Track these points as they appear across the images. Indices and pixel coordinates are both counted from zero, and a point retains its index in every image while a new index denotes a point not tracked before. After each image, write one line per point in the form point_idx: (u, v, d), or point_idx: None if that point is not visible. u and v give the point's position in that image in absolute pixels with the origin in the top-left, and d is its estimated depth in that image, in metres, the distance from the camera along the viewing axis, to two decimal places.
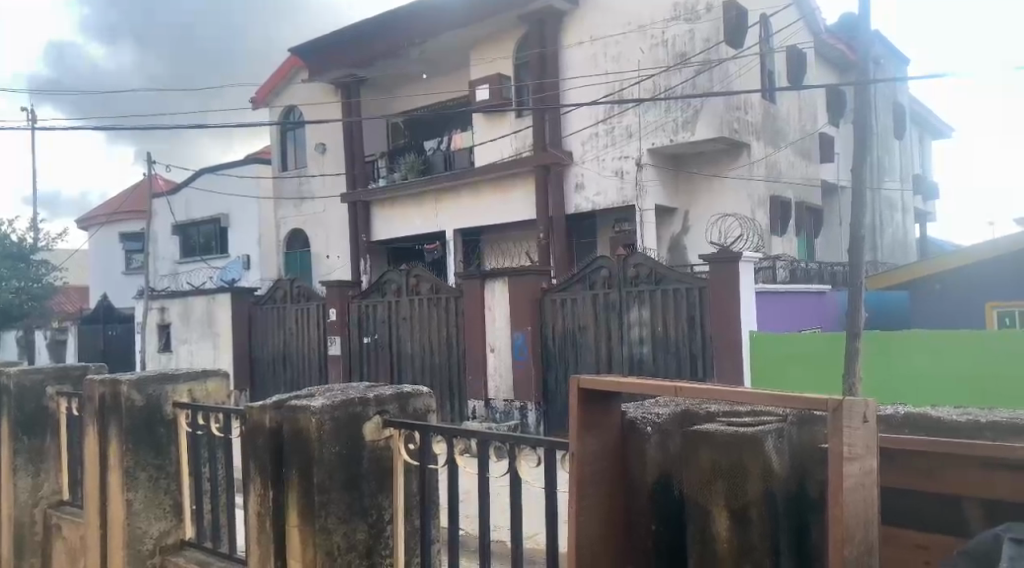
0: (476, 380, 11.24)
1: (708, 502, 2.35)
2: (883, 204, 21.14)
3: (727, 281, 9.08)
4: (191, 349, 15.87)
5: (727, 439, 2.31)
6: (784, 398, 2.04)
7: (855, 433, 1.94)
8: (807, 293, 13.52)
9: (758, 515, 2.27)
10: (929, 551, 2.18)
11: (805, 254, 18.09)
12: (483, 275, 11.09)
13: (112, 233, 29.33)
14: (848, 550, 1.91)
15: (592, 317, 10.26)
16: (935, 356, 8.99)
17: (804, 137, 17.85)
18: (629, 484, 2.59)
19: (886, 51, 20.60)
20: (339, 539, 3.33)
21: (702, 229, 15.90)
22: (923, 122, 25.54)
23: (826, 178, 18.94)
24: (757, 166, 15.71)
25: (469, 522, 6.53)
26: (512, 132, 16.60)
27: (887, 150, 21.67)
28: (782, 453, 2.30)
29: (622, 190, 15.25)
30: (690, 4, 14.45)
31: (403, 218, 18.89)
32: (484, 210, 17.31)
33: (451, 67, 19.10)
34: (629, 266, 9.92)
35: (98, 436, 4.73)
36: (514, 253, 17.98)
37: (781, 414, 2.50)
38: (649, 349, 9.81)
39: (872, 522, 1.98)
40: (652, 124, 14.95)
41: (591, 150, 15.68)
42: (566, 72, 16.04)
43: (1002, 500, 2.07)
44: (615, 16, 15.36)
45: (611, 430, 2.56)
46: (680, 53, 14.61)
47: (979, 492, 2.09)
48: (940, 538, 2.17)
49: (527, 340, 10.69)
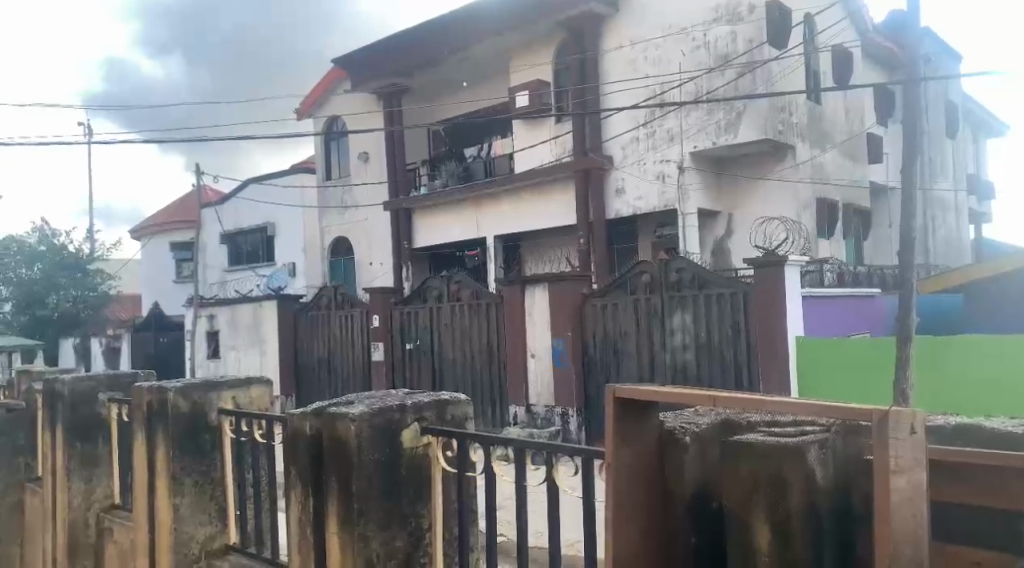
0: (519, 386, 11.22)
1: (749, 516, 2.29)
2: (934, 205, 20.60)
3: (773, 286, 8.92)
4: (239, 355, 16.13)
5: (769, 449, 2.26)
6: (825, 408, 1.99)
7: (902, 445, 1.87)
8: (855, 297, 13.26)
9: (802, 528, 2.20)
10: None
11: (853, 257, 17.73)
12: (524, 282, 11.07)
13: (163, 242, 30.00)
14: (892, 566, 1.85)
15: (634, 322, 10.17)
16: (998, 359, 8.68)
17: (851, 138, 17.51)
18: (668, 496, 2.53)
19: (936, 48, 20.08)
20: (377, 546, 3.33)
21: (746, 233, 15.72)
22: (975, 119, 24.82)
23: (874, 179, 18.54)
24: (803, 168, 15.43)
25: (509, 528, 6.51)
26: (552, 138, 16.58)
27: (938, 149, 21.09)
28: (826, 466, 2.23)
29: (664, 194, 15.12)
30: (732, 5, 14.30)
31: (444, 225, 18.97)
32: (524, 215, 17.30)
33: (490, 74, 19.15)
34: (671, 272, 9.82)
35: (146, 442, 4.81)
36: (556, 257, 17.94)
37: (825, 425, 2.44)
38: (691, 354, 9.71)
39: (921, 539, 1.90)
40: (694, 127, 14.80)
41: (632, 154, 15.60)
42: (606, 76, 15.97)
43: None
44: (655, 19, 15.25)
45: (648, 439, 2.53)
46: (721, 55, 14.45)
47: None
48: (994, 557, 2.07)
49: (567, 346, 10.65)
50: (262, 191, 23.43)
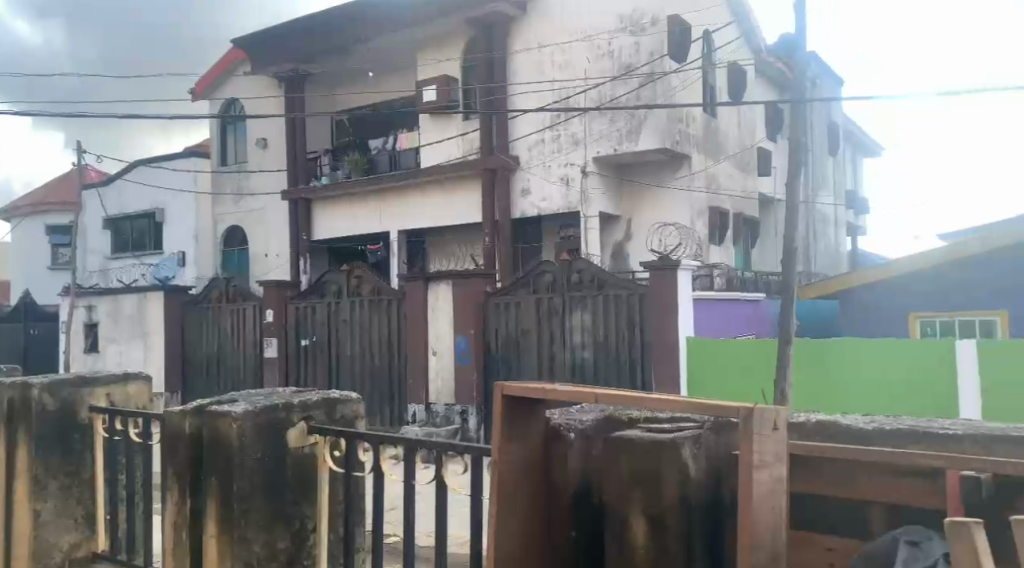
0: (417, 384, 11.16)
1: (627, 510, 2.35)
2: (817, 218, 21.71)
3: (666, 288, 9.20)
4: (119, 349, 15.39)
5: (647, 445, 2.32)
6: (697, 405, 2.06)
7: (766, 440, 1.97)
8: (742, 301, 13.87)
9: (675, 523, 2.29)
10: (835, 554, 2.21)
11: (742, 264, 18.47)
12: (427, 278, 11.02)
13: (39, 226, 28.32)
14: (754, 555, 1.93)
15: (534, 321, 10.28)
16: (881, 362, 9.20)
17: (743, 150, 18.22)
18: (551, 490, 2.58)
19: (821, 69, 21.15)
20: (258, 549, 3.24)
21: (644, 238, 16.07)
22: (855, 139, 26.28)
23: (763, 191, 19.37)
24: (697, 178, 16.04)
25: (396, 527, 6.49)
26: (458, 134, 16.58)
27: (821, 165, 22.22)
28: (699, 460, 2.32)
29: (567, 196, 15.33)
30: (636, 16, 14.70)
31: (344, 218, 18.67)
32: (428, 212, 17.22)
33: (396, 68, 18.97)
34: (572, 272, 9.97)
35: (7, 442, 4.53)
36: (460, 256, 17.95)
37: (700, 421, 2.53)
38: (589, 354, 9.90)
39: (781, 528, 2.00)
40: (597, 133, 15.08)
41: (538, 156, 15.70)
42: (513, 76, 16.03)
43: (907, 505, 2.12)
44: (563, 23, 15.44)
45: (534, 436, 2.56)
46: (625, 64, 14.77)
47: (885, 498, 2.14)
48: (846, 542, 2.20)
49: (470, 343, 10.65)
50: (151, 174, 22.42)
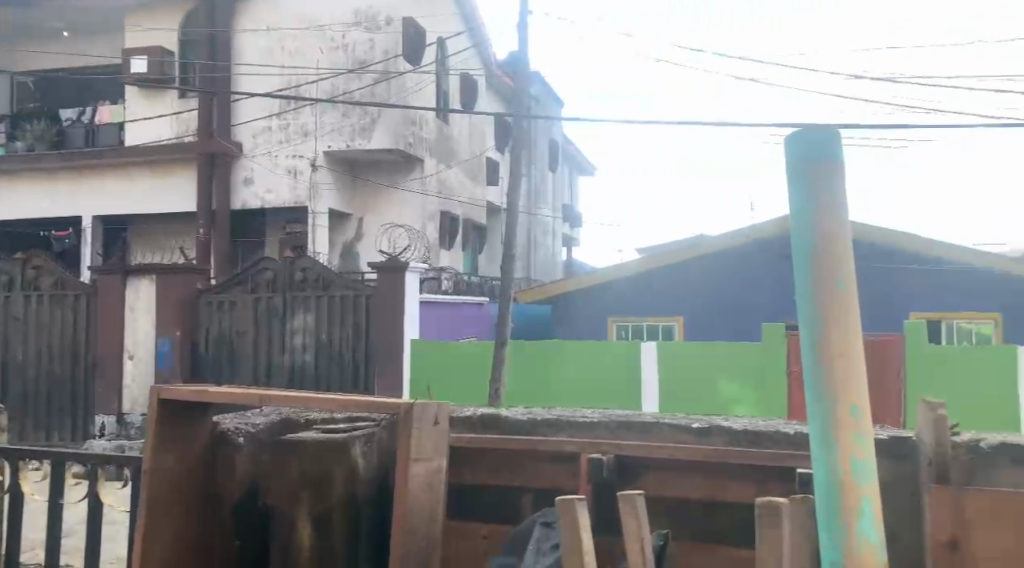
0: (109, 391, 10.10)
1: (296, 506, 2.68)
2: (537, 229, 22.99)
3: (393, 289, 9.17)
4: None
5: (317, 447, 2.65)
6: (362, 405, 2.19)
7: (424, 435, 2.15)
8: (466, 304, 14.25)
9: (340, 513, 2.65)
10: (486, 538, 2.85)
11: (469, 268, 19.02)
12: (127, 271, 10.04)
13: None
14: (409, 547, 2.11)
15: (252, 323, 9.77)
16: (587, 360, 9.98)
17: (472, 158, 18.79)
18: (216, 491, 2.73)
19: (545, 89, 22.47)
20: None
21: (373, 239, 15.96)
22: (574, 157, 28.26)
23: (489, 200, 20.10)
24: (430, 182, 16.20)
25: (62, 547, 5.79)
26: (172, 113, 15.34)
27: (542, 179, 23.57)
28: (368, 456, 2.69)
29: (295, 190, 14.80)
30: (371, 13, 14.63)
31: (28, 198, 16.44)
32: (134, 197, 15.74)
33: (103, 35, 17.15)
34: (296, 270, 9.58)
35: None
36: (167, 247, 16.54)
37: (372, 422, 2.91)
38: (310, 356, 9.58)
39: (437, 518, 2.19)
40: (329, 126, 14.75)
41: (264, 144, 15.01)
42: (239, 57, 15.15)
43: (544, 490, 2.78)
44: (295, 11, 14.94)
45: (199, 441, 2.70)
46: (359, 60, 14.60)
47: (527, 485, 2.81)
48: (494, 528, 2.85)
49: (174, 347, 9.88)
50: None
